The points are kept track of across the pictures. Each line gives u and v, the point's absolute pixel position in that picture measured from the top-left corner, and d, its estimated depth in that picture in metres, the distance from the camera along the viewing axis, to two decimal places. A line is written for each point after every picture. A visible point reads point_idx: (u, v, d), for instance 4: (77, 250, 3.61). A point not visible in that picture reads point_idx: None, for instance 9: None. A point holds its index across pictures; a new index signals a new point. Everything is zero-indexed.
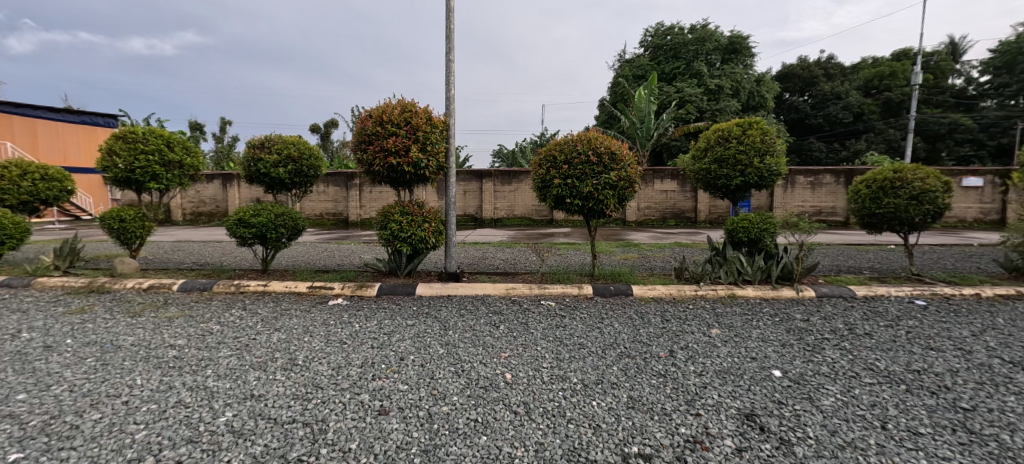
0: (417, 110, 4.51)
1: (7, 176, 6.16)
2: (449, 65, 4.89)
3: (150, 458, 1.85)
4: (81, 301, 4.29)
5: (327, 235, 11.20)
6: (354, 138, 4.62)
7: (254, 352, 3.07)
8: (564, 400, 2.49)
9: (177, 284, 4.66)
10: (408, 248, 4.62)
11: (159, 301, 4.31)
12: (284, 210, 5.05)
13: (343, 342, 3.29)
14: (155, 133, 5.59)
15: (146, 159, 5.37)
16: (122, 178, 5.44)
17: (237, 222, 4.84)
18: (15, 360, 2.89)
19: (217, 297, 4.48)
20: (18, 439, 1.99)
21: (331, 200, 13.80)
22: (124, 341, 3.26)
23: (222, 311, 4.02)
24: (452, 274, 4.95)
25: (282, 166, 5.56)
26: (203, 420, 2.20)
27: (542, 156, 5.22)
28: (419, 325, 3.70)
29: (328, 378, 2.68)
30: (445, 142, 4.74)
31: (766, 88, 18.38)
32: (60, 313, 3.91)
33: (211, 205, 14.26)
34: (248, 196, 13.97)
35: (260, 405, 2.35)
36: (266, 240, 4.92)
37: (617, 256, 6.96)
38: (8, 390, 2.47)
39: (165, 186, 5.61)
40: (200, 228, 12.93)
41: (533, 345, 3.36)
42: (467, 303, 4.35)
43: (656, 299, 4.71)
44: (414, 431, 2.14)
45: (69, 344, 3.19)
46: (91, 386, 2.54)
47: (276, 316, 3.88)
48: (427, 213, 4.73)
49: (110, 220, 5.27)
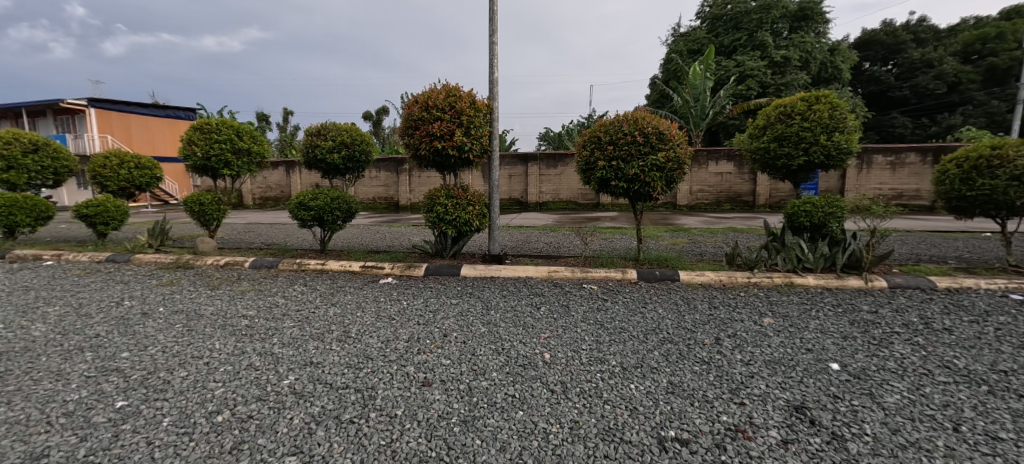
0: (461, 95, 4.56)
1: (109, 165, 6.99)
2: (492, 48, 4.88)
3: (227, 412, 2.15)
4: (171, 275, 4.87)
5: (379, 219, 11.76)
6: (401, 124, 4.76)
7: (314, 324, 3.34)
8: (602, 382, 2.50)
9: (248, 261, 5.12)
10: (453, 230, 4.74)
11: (233, 276, 4.79)
12: (339, 194, 5.34)
13: (392, 317, 3.49)
14: (226, 124, 6.09)
15: (220, 147, 5.89)
16: (200, 165, 5.98)
17: (297, 205, 5.20)
18: (121, 323, 3.38)
19: (282, 274, 4.88)
20: (125, 389, 2.38)
21: (383, 185, 14.44)
22: (205, 310, 3.67)
23: (286, 286, 4.38)
24: (496, 257, 5.02)
25: (337, 151, 5.87)
26: (270, 381, 2.46)
27: (587, 137, 5.11)
28: (462, 304, 3.84)
29: (378, 350, 2.87)
30: (488, 125, 4.78)
31: (842, 58, 16.56)
32: (154, 285, 4.48)
33: (276, 190, 15.41)
34: (308, 182, 14.96)
35: (319, 371, 2.58)
36: (323, 222, 5.25)
37: (665, 241, 6.72)
38: (116, 348, 2.91)
39: (236, 173, 6.14)
40: (267, 212, 14.07)
41: (573, 328, 3.37)
42: (509, 284, 4.43)
43: (705, 285, 4.52)
44: (455, 402, 2.27)
45: (160, 312, 3.64)
46: (179, 348, 2.91)
47: (332, 291, 4.19)
48: (471, 196, 4.82)
49: (192, 204, 5.86)
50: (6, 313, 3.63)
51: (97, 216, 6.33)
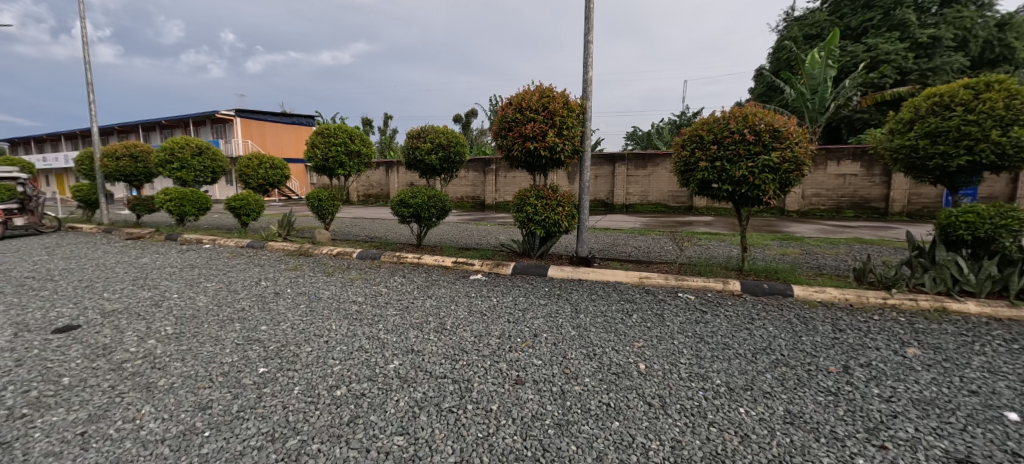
0: (554, 95, 4.54)
1: (251, 165, 8.24)
2: (587, 46, 4.79)
3: (344, 388, 2.39)
4: (295, 261, 5.58)
5: (468, 216, 12.31)
6: (495, 126, 4.89)
7: (413, 314, 3.57)
8: (705, 401, 2.30)
9: (356, 252, 5.67)
10: (542, 230, 4.75)
11: (344, 265, 5.33)
12: (435, 193, 5.66)
13: (483, 313, 3.60)
14: (342, 128, 6.81)
15: (336, 150, 6.62)
16: (320, 166, 6.77)
17: (399, 203, 5.63)
18: (260, 300, 3.95)
19: (384, 265, 5.31)
20: (265, 357, 2.77)
21: (470, 184, 15.12)
22: (323, 294, 4.14)
23: (387, 277, 4.76)
24: (584, 259, 4.92)
25: (434, 153, 6.25)
26: (378, 363, 2.68)
27: (687, 136, 4.76)
28: (551, 305, 3.82)
29: (471, 344, 2.97)
30: (581, 125, 4.71)
31: (1016, 33, 13.37)
32: (283, 269, 5.17)
33: (377, 188, 16.97)
34: (405, 180, 16.19)
35: (419, 359, 2.75)
36: (420, 219, 5.61)
37: (773, 250, 6.03)
38: (257, 321, 3.41)
39: (348, 172, 6.85)
40: (370, 207, 15.56)
41: (669, 339, 3.15)
42: (598, 288, 4.31)
43: (826, 304, 3.94)
44: (548, 403, 2.25)
45: (288, 293, 4.19)
46: (304, 326, 3.30)
47: (428, 284, 4.45)
48: (561, 197, 4.78)
49: (313, 200, 6.66)
50: (180, 285, 4.46)
51: (241, 208, 7.51)
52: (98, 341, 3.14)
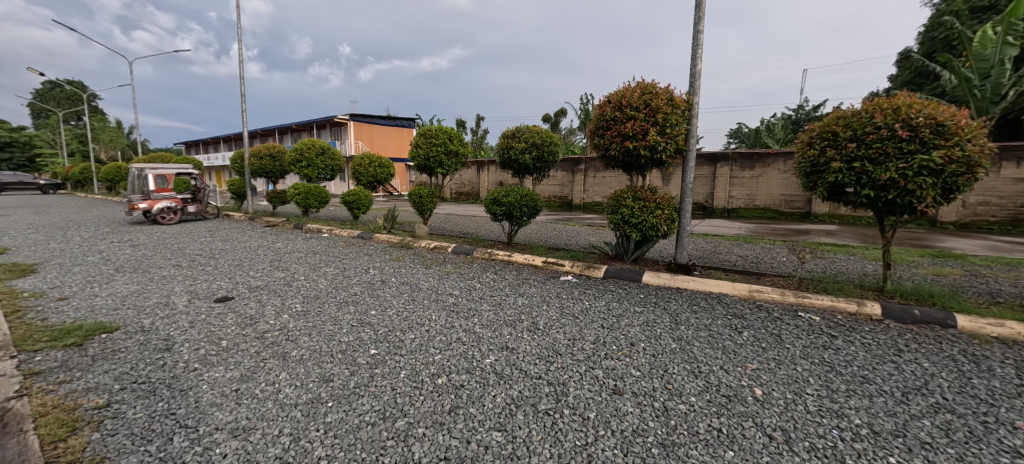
0: (658, 91, 4.29)
1: (363, 163, 9.14)
2: (697, 37, 4.43)
3: (444, 378, 2.50)
4: (398, 252, 6.05)
5: (555, 216, 12.29)
6: (592, 125, 4.78)
7: (506, 311, 3.64)
8: (842, 443, 1.96)
9: (451, 247, 5.96)
10: (638, 234, 4.52)
11: (440, 259, 5.64)
12: (527, 192, 5.71)
13: (576, 315, 3.53)
14: (442, 129, 7.21)
15: (437, 150, 7.04)
16: (422, 165, 7.26)
17: (492, 201, 5.80)
18: (370, 287, 4.35)
19: (476, 261, 5.51)
20: (375, 340, 3.03)
21: (558, 184, 15.12)
22: (423, 285, 4.41)
23: (480, 272, 4.93)
24: (683, 266, 4.58)
25: (528, 152, 6.34)
26: (475, 357, 2.76)
27: (815, 132, 4.15)
28: (647, 313, 3.60)
29: (565, 347, 2.92)
30: (686, 123, 4.39)
31: None
32: (387, 259, 5.64)
33: (468, 186, 17.80)
34: (495, 179, 16.75)
35: (514, 357, 2.77)
36: (512, 217, 5.71)
37: (924, 269, 5.01)
38: (368, 306, 3.75)
39: (447, 171, 7.25)
40: (462, 204, 16.37)
41: (790, 364, 2.77)
42: (699, 299, 3.97)
43: (1007, 341, 3.15)
44: (650, 419, 2.11)
45: (393, 281, 4.55)
46: (408, 314, 3.55)
47: (519, 282, 4.50)
48: (661, 199, 4.51)
49: (414, 196, 7.17)
50: (305, 268, 5.11)
51: (353, 202, 8.37)
52: (247, 312, 3.72)
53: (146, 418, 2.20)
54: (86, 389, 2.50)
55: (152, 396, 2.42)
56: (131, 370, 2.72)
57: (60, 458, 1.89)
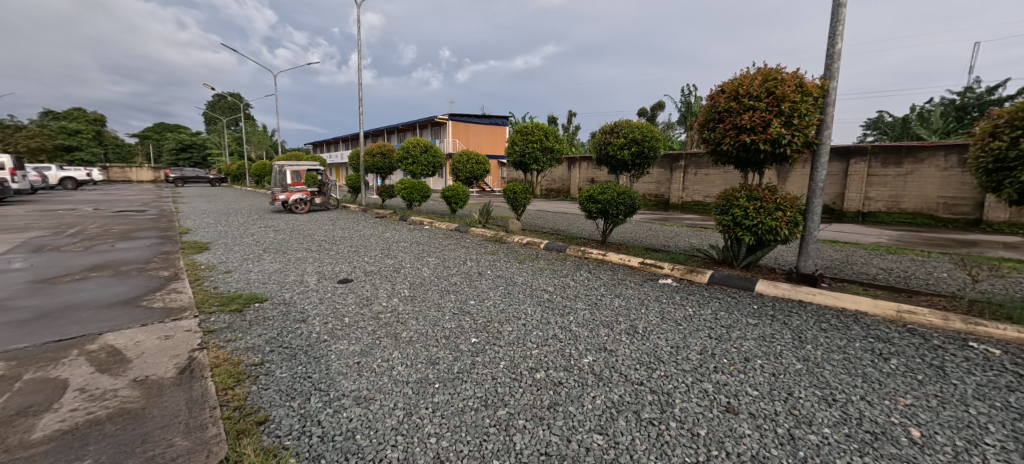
0: (784, 77, 3.81)
1: (461, 160, 9.64)
2: (837, 11, 3.83)
3: (542, 373, 2.53)
4: (492, 246, 6.29)
5: (650, 215, 11.71)
6: (701, 117, 4.43)
7: (602, 311, 3.55)
8: None
9: (544, 243, 6.02)
10: (752, 238, 4.10)
11: (533, 254, 5.72)
12: (624, 190, 5.52)
13: (679, 322, 3.31)
14: (538, 126, 7.27)
15: (533, 147, 7.14)
16: (518, 162, 7.42)
17: (587, 198, 5.71)
18: (468, 278, 4.57)
19: (569, 258, 5.48)
20: (476, 329, 3.18)
21: (654, 181, 14.41)
22: (518, 279, 4.51)
23: (574, 270, 4.89)
24: (806, 277, 4.03)
25: (627, 148, 6.17)
26: (572, 355, 2.74)
27: (1003, 119, 3.32)
28: (763, 326, 3.23)
29: (669, 355, 2.75)
30: (819, 112, 3.82)
31: None
32: (483, 252, 5.89)
33: (559, 183, 17.87)
34: (586, 176, 16.55)
35: (613, 359, 2.69)
36: (607, 215, 5.56)
37: None
38: (467, 296, 3.95)
39: (541, 168, 7.33)
40: (552, 201, 16.47)
41: (961, 404, 2.25)
42: (828, 315, 3.45)
43: None
44: (772, 446, 1.88)
45: (489, 274, 4.73)
46: (504, 306, 3.65)
47: (614, 283, 4.36)
48: (782, 199, 4.01)
49: (509, 192, 7.37)
50: (411, 257, 5.56)
51: (451, 197, 8.89)
52: (364, 293, 4.17)
53: (290, 378, 2.58)
54: (246, 348, 3.01)
55: (294, 359, 2.83)
56: (278, 335, 3.23)
57: (231, 402, 2.30)
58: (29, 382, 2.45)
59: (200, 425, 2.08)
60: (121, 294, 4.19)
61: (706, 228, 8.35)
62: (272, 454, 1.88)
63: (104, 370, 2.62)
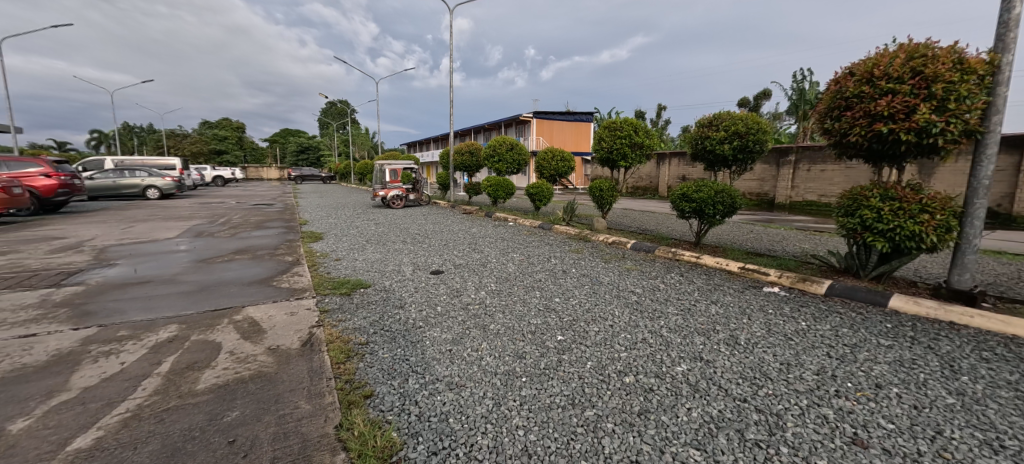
0: (937, 53, 3.19)
1: (546, 157, 9.69)
2: None
3: (632, 378, 2.44)
4: (577, 244, 6.24)
5: (751, 216, 10.64)
6: (823, 106, 3.91)
7: (697, 318, 3.32)
8: None
9: (630, 243, 5.81)
10: (886, 245, 3.51)
11: (619, 254, 5.55)
12: (724, 187, 5.10)
13: (789, 336, 2.96)
14: (628, 121, 7.04)
15: (621, 143, 6.93)
16: (605, 158, 7.25)
17: (680, 196, 5.38)
18: (552, 275, 4.59)
19: (658, 259, 5.23)
20: (562, 327, 3.18)
21: (757, 179, 13.17)
22: (603, 279, 4.42)
23: (664, 272, 4.64)
24: (962, 294, 3.34)
25: (728, 141, 6.25)
26: (664, 362, 2.62)
27: None
28: (901, 349, 2.74)
29: (778, 371, 2.48)
30: (986, 93, 3.14)
31: None
32: (567, 249, 5.87)
33: (646, 181, 17.17)
34: (676, 173, 15.69)
35: (711, 370, 2.51)
36: (702, 215, 5.18)
37: None
38: (553, 293, 3.97)
39: (630, 164, 7.08)
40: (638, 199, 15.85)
41: None
42: (994, 343, 2.80)
43: None
44: None
45: (574, 272, 4.70)
46: (590, 306, 3.60)
47: (710, 288, 4.05)
48: (929, 199, 3.36)
49: (595, 190, 7.24)
50: (497, 253, 5.74)
51: (536, 194, 8.99)
52: (455, 284, 4.41)
53: (391, 359, 2.83)
54: (354, 328, 3.37)
55: (395, 342, 3.11)
56: (380, 319, 3.56)
57: (343, 375, 2.60)
58: (195, 342, 3.02)
59: (320, 393, 2.39)
60: (258, 274, 4.96)
61: (821, 232, 7.35)
62: (377, 427, 2.07)
63: (246, 338, 3.12)
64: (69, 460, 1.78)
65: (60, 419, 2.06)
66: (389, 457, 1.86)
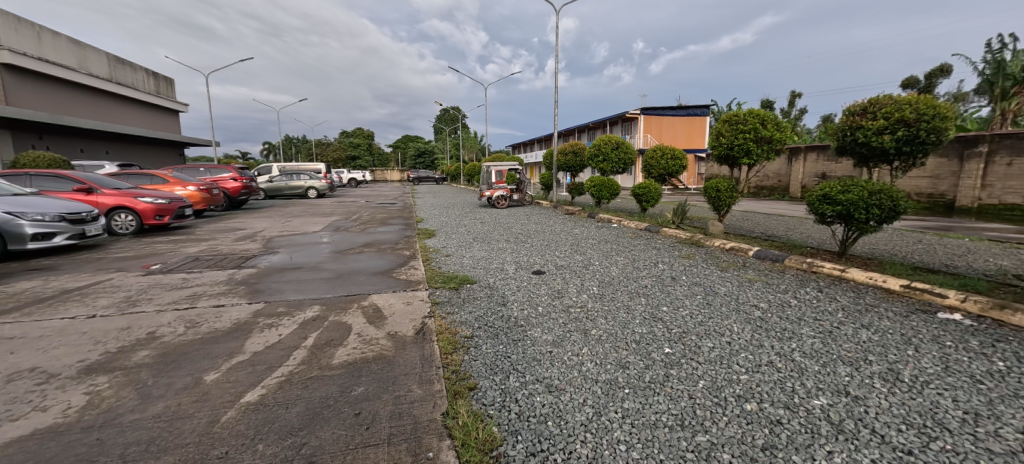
0: None
1: (655, 156, 9.15)
2: None
3: (754, 406, 2.14)
4: (688, 249, 5.74)
5: (920, 222, 8.63)
6: None
7: (842, 343, 2.78)
8: None
9: (753, 250, 5.15)
10: None
11: (739, 262, 4.95)
12: (881, 187, 4.19)
13: (981, 378, 2.29)
14: (753, 113, 6.26)
15: (744, 137, 6.18)
16: (724, 155, 6.53)
17: (820, 197, 4.59)
18: (659, 282, 4.28)
19: (788, 270, 4.53)
20: (670, 339, 2.94)
21: (930, 176, 10.66)
22: (719, 289, 3.98)
23: (796, 286, 4.00)
24: None
25: (890, 132, 5.18)
26: (796, 392, 2.24)
27: None
28: None
29: (964, 423, 1.93)
30: None
31: None
32: (676, 255, 5.45)
33: (773, 180, 15.15)
34: (813, 171, 13.62)
35: (861, 409, 2.07)
36: (849, 220, 4.34)
37: None
38: (659, 301, 3.70)
39: (754, 161, 6.27)
40: (763, 201, 14.05)
41: None
42: None
43: None
44: None
45: (684, 280, 4.32)
46: (703, 319, 3.27)
47: (860, 309, 3.36)
48: None
49: (710, 190, 6.57)
50: (600, 255, 5.58)
51: (642, 195, 8.52)
52: (555, 285, 4.40)
53: (493, 355, 2.93)
54: (460, 322, 3.58)
55: (496, 338, 3.22)
56: (483, 314, 3.72)
57: (449, 366, 2.77)
58: (332, 322, 3.52)
59: (429, 380, 2.57)
60: (381, 266, 5.59)
61: None
62: (479, 420, 2.15)
63: (371, 322, 3.53)
64: (243, 410, 2.21)
65: (238, 375, 2.58)
66: (490, 451, 1.92)
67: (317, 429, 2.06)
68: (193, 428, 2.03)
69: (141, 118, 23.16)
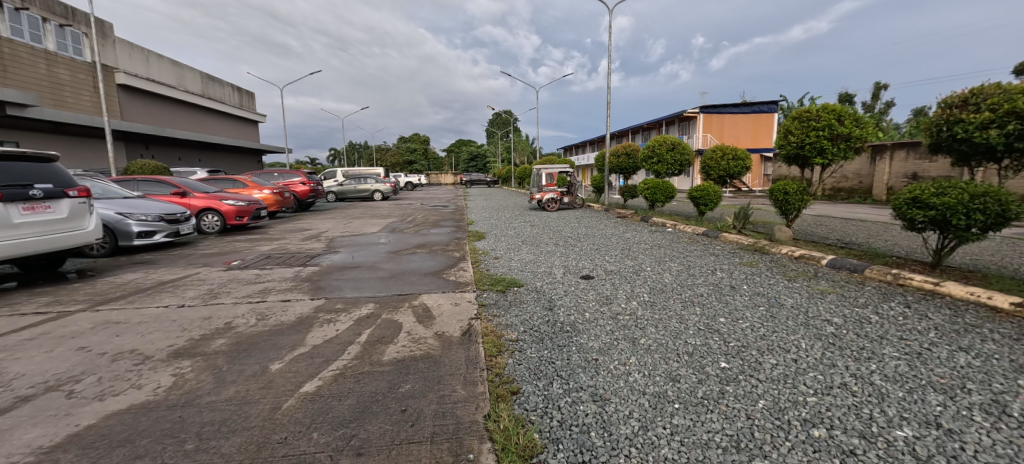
0: None
1: (715, 156, 8.65)
2: None
3: (822, 432, 1.93)
4: (750, 256, 5.36)
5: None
6: None
7: (934, 367, 2.43)
8: None
9: (826, 259, 4.69)
10: None
11: (810, 272, 4.52)
12: (987, 189, 3.63)
13: None
14: (827, 108, 5.70)
15: (816, 135, 5.66)
16: (793, 154, 6.02)
17: (910, 201, 4.09)
18: (716, 291, 4.03)
19: (868, 282, 4.07)
20: (726, 353, 2.75)
21: None
22: (785, 301, 3.66)
23: (877, 300, 3.58)
24: None
25: (995, 125, 4.49)
26: (875, 421, 1.99)
27: None
28: None
29: None
30: None
31: None
32: (737, 262, 5.10)
33: (853, 180, 13.73)
34: (902, 171, 12.20)
35: (957, 445, 1.79)
36: (945, 226, 3.81)
37: None
38: (715, 311, 3.48)
39: (829, 161, 5.71)
40: (840, 204, 12.76)
41: None
42: None
43: None
44: None
45: (745, 289, 4.03)
46: (766, 332, 3.02)
47: (959, 329, 2.93)
48: None
49: (777, 193, 6.08)
50: (652, 261, 5.36)
51: (700, 198, 8.08)
52: (603, 291, 4.29)
53: (538, 360, 2.91)
54: (505, 325, 3.60)
55: (541, 343, 3.19)
56: (529, 318, 3.72)
57: (494, 368, 2.79)
58: (384, 320, 3.69)
59: (473, 381, 2.61)
60: (432, 267, 5.78)
61: None
62: (521, 424, 2.15)
63: (420, 321, 3.66)
64: (302, 399, 2.38)
65: (299, 366, 2.78)
66: (530, 458, 1.90)
67: (367, 422, 2.16)
68: (259, 413, 2.22)
69: (228, 129, 25.86)
